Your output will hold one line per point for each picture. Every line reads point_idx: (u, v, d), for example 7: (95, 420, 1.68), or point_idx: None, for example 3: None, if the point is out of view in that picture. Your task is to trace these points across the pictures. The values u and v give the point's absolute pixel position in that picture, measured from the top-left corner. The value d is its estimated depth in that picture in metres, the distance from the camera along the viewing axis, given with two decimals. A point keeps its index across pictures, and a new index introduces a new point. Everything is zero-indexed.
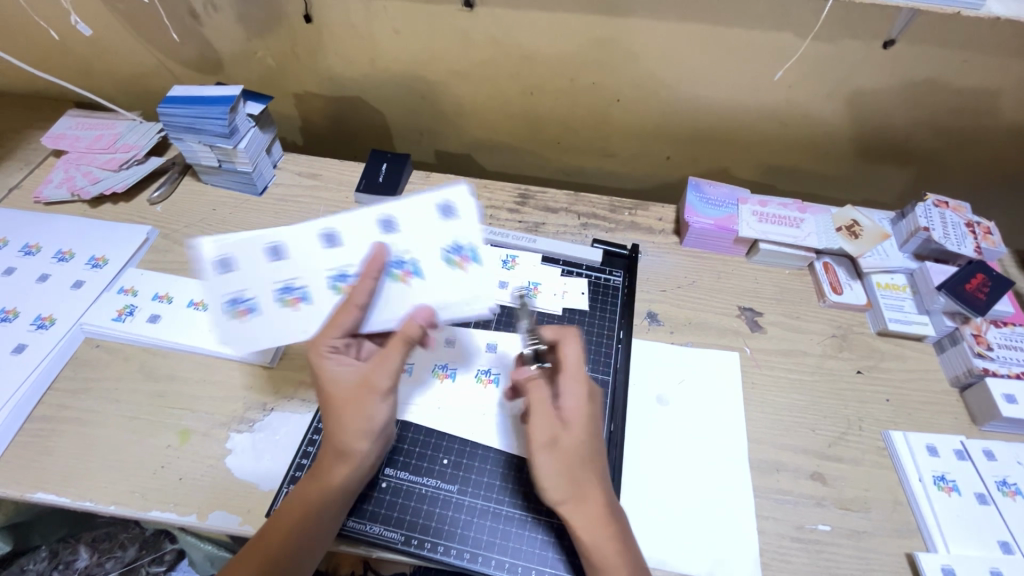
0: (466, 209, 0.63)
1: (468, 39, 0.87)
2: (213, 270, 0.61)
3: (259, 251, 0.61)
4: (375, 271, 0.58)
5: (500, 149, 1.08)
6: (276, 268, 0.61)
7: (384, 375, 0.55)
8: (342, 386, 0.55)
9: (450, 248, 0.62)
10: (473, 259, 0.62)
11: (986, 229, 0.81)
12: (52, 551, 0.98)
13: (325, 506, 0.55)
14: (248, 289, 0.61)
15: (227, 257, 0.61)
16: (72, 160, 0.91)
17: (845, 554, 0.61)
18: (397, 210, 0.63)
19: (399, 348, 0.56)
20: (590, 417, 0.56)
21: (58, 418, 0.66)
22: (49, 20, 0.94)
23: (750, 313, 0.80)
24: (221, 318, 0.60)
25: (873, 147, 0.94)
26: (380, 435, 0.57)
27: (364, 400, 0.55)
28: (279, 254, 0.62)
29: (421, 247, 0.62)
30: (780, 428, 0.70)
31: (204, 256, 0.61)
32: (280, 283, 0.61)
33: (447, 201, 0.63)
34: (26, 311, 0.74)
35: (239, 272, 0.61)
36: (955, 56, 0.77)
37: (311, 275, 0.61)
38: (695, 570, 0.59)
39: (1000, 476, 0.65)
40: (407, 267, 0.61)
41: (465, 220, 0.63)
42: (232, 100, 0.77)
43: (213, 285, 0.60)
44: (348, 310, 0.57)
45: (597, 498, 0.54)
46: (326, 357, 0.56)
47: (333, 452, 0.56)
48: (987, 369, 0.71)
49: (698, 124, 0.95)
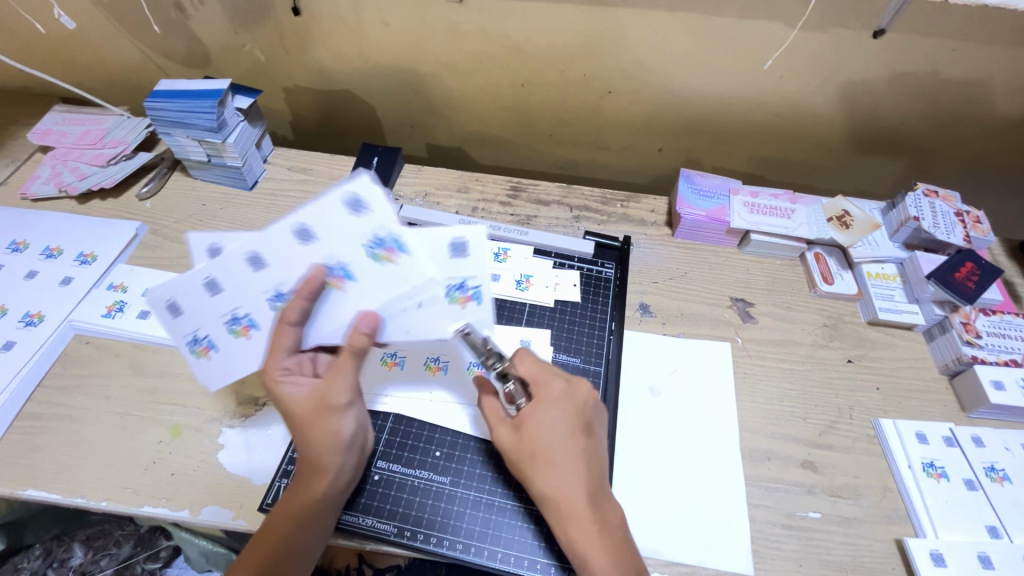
0: (377, 199, 0.58)
1: (457, 31, 0.86)
2: (165, 314, 0.57)
3: (195, 282, 0.57)
4: (306, 293, 0.56)
5: (492, 142, 1.08)
6: (217, 299, 0.58)
7: (340, 392, 0.55)
8: (302, 408, 0.55)
9: (373, 243, 0.58)
10: (401, 252, 0.59)
11: (975, 218, 0.82)
12: (46, 550, 0.97)
13: (307, 522, 0.55)
14: (200, 327, 0.58)
15: (172, 299, 0.57)
16: (59, 156, 0.90)
17: (836, 540, 0.62)
18: (366, 214, 0.57)
19: (346, 362, 0.56)
20: (553, 419, 0.56)
21: (48, 415, 0.66)
22: (33, 14, 0.92)
23: (742, 303, 0.81)
24: (190, 359, 0.59)
25: (863, 137, 0.95)
26: (353, 444, 0.57)
27: (327, 417, 0.55)
28: (255, 263, 0.57)
29: (348, 250, 0.58)
30: (771, 417, 0.70)
31: (154, 301, 0.57)
32: (226, 313, 0.58)
33: (353, 193, 0.57)
34: (14, 308, 0.73)
35: (190, 312, 0.58)
36: (945, 45, 0.77)
37: (251, 300, 0.58)
38: (687, 558, 0.60)
39: (988, 462, 0.66)
40: (341, 272, 0.57)
41: (378, 207, 0.58)
42: (220, 94, 0.76)
43: (173, 329, 0.58)
44: (283, 330, 0.56)
45: (569, 498, 0.53)
46: (279, 382, 0.55)
47: (307, 469, 0.55)
48: (977, 357, 0.72)
49: (689, 115, 0.95)
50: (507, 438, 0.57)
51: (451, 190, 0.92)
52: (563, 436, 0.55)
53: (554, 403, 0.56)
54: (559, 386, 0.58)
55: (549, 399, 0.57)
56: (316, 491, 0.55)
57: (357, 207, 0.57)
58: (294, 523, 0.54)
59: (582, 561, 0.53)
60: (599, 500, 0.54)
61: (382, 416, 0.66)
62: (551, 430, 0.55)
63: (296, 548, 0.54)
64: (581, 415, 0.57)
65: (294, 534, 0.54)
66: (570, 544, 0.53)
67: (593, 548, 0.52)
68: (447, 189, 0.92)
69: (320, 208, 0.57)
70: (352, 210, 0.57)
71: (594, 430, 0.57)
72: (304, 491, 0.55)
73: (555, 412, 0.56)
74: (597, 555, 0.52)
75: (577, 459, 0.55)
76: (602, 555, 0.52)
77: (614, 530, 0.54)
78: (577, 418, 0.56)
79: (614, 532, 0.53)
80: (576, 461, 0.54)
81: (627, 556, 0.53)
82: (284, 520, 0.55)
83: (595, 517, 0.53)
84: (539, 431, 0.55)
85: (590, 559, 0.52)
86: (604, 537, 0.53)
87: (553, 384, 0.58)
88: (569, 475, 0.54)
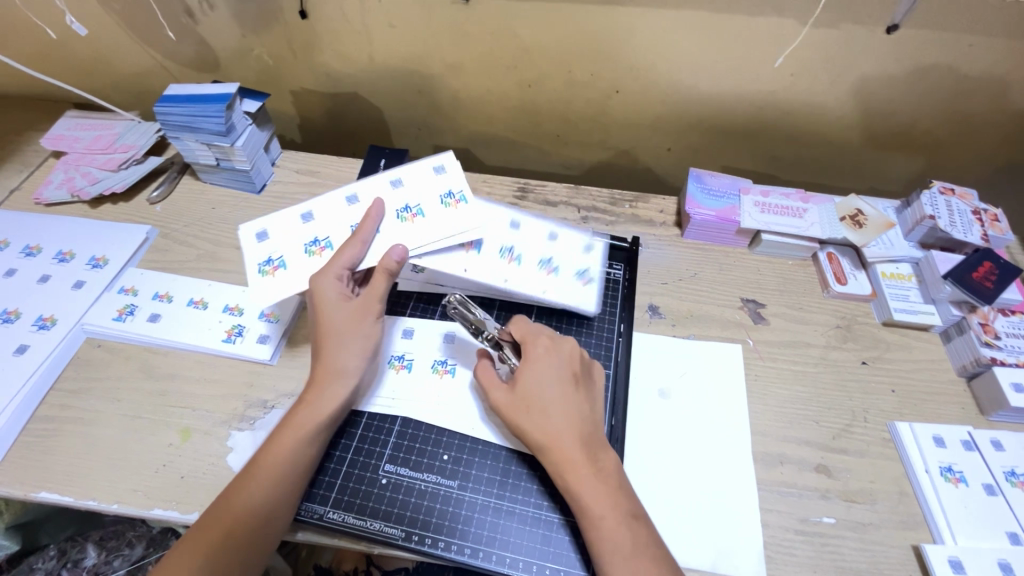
0: (453, 167, 0.75)
1: (464, 32, 0.86)
2: (251, 239, 0.69)
3: (295, 215, 0.71)
4: (376, 224, 0.68)
5: (499, 144, 1.08)
6: (307, 226, 0.70)
7: (372, 302, 0.64)
8: (339, 316, 0.63)
9: (444, 194, 0.72)
10: (464, 203, 0.72)
11: (993, 216, 0.80)
12: (60, 550, 0.97)
13: (308, 443, 0.58)
14: (278, 249, 0.68)
15: (263, 227, 0.70)
16: (72, 161, 0.91)
17: (850, 546, 0.60)
18: (449, 177, 0.74)
19: (382, 278, 0.64)
20: (539, 375, 0.58)
21: (61, 418, 0.66)
22: (47, 21, 0.94)
23: (753, 304, 0.80)
24: (255, 276, 0.67)
25: (878, 135, 0.93)
26: (374, 357, 0.64)
27: (362, 320, 0.63)
28: (353, 202, 0.71)
29: (423, 197, 0.72)
30: (784, 421, 0.69)
31: (247, 229, 0.69)
32: (308, 238, 0.69)
33: (438, 163, 0.75)
34: (28, 312, 0.74)
35: (275, 237, 0.69)
36: (962, 40, 0.75)
37: (287, 246, 0.69)
38: (699, 562, 0.59)
39: (1008, 467, 0.64)
40: (413, 210, 0.70)
41: (459, 175, 0.74)
42: (228, 98, 0.76)
43: (251, 252, 0.68)
44: (346, 252, 0.65)
45: (562, 443, 0.55)
46: (321, 287, 0.63)
47: (326, 373, 0.61)
48: (995, 359, 0.70)
49: (698, 114, 0.94)
50: (502, 397, 0.59)
51: None
52: (553, 389, 0.57)
53: (540, 359, 0.59)
54: (545, 342, 0.60)
55: (537, 356, 0.59)
56: (328, 410, 0.60)
57: (442, 171, 0.74)
58: (298, 442, 0.58)
59: (578, 506, 0.54)
60: (594, 446, 0.56)
61: (389, 421, 0.66)
62: (541, 384, 0.57)
63: (285, 482, 0.56)
64: (569, 367, 0.59)
65: (297, 450, 0.58)
66: (567, 488, 0.54)
67: (590, 490, 0.53)
68: None
69: (423, 168, 0.74)
70: (439, 172, 0.74)
71: (584, 382, 0.59)
72: (306, 413, 0.59)
73: (542, 367, 0.58)
74: (592, 497, 0.53)
75: (569, 408, 0.57)
76: (597, 498, 0.53)
77: (608, 473, 0.55)
78: (564, 372, 0.58)
79: (611, 478, 0.54)
80: (566, 408, 0.56)
81: (624, 497, 0.54)
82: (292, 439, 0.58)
83: (589, 461, 0.55)
84: (532, 385, 0.57)
85: (587, 500, 0.53)
86: (598, 479, 0.54)
87: (541, 340, 0.60)
88: (562, 420, 0.56)
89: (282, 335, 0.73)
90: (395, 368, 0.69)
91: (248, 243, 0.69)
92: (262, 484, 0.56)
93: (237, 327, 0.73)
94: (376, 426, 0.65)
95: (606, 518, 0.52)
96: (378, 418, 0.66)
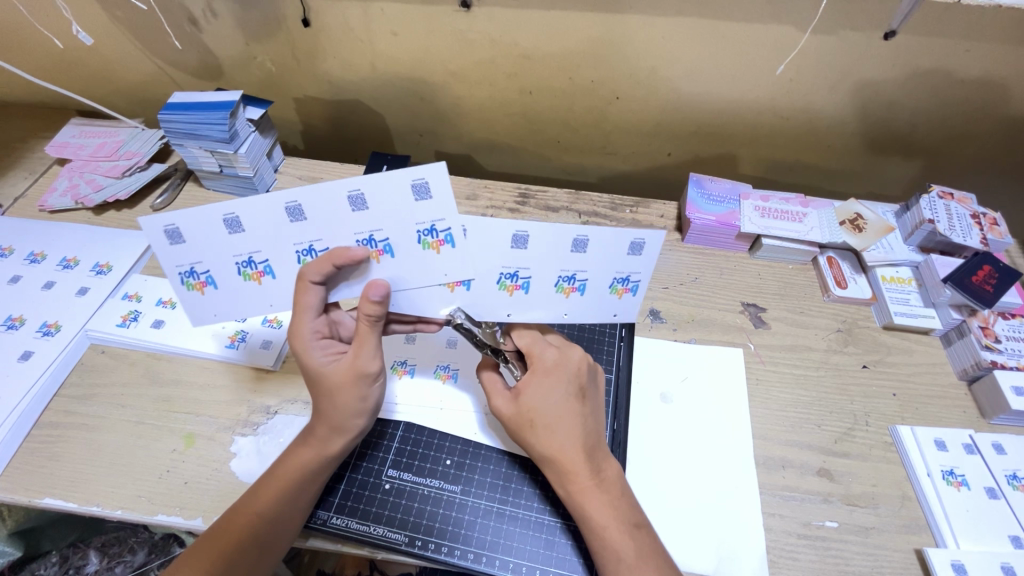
0: (443, 189, 0.51)
1: (466, 40, 0.87)
2: (162, 239, 0.54)
3: (211, 218, 0.53)
4: (337, 261, 0.53)
5: (501, 150, 1.09)
6: (232, 239, 0.54)
7: (369, 361, 0.55)
8: (331, 370, 0.56)
9: (424, 228, 0.53)
10: (523, 288, 0.57)
11: (992, 220, 0.80)
12: (63, 556, 0.98)
13: (316, 471, 0.57)
14: (201, 261, 0.56)
15: (174, 226, 0.53)
16: (76, 169, 0.92)
17: (853, 549, 0.60)
18: (434, 203, 0.52)
19: (364, 328, 0.55)
20: (545, 388, 0.57)
21: (65, 424, 0.67)
22: (52, 29, 0.94)
23: (754, 308, 0.80)
24: (182, 290, 0.58)
25: (878, 138, 0.93)
26: (375, 408, 0.58)
27: (357, 384, 0.55)
28: (358, 203, 0.52)
29: (394, 225, 0.53)
30: (786, 424, 0.69)
31: (151, 225, 0.53)
32: (240, 256, 0.55)
33: (420, 177, 0.50)
34: (32, 318, 0.75)
35: (192, 243, 0.54)
36: (959, 46, 0.76)
37: (214, 261, 0.56)
38: (703, 568, 0.59)
39: (1010, 470, 0.64)
40: (380, 245, 0.54)
41: (650, 259, 0.56)
42: (232, 105, 0.77)
43: (168, 255, 0.55)
44: (305, 288, 0.54)
45: (566, 456, 0.55)
46: (309, 345, 0.56)
47: (327, 427, 0.57)
48: (996, 363, 0.70)
49: (697, 119, 0.95)
50: (506, 408, 0.58)
51: (460, 197, 0.92)
52: (557, 402, 0.56)
53: (548, 372, 0.58)
54: (553, 353, 0.59)
55: (543, 369, 0.58)
56: (337, 448, 0.57)
57: (639, 250, 0.55)
58: (305, 473, 0.57)
59: (582, 517, 0.54)
60: (598, 457, 0.56)
61: (391, 425, 0.66)
62: (545, 398, 0.56)
63: (299, 500, 0.56)
64: (575, 381, 0.58)
65: (303, 480, 0.57)
66: (574, 499, 0.54)
67: (595, 503, 0.53)
68: (456, 196, 0.92)
69: (559, 233, 0.54)
70: (578, 247, 0.55)
71: (589, 395, 0.58)
72: (323, 445, 0.57)
73: (551, 380, 0.57)
74: (597, 509, 0.53)
75: (574, 420, 0.56)
76: (603, 510, 0.53)
77: (611, 483, 0.55)
78: (570, 385, 0.57)
79: (614, 488, 0.55)
80: (569, 423, 0.56)
81: (628, 508, 0.54)
82: (299, 465, 0.57)
83: (593, 472, 0.54)
84: (536, 399, 0.57)
85: (593, 514, 0.53)
86: (603, 492, 0.54)
87: (547, 351, 0.59)
88: (567, 433, 0.55)
89: (283, 340, 0.73)
90: (397, 372, 0.70)
91: (158, 242, 0.54)
92: (274, 499, 0.55)
93: (239, 333, 0.74)
94: (379, 431, 0.66)
95: (608, 529, 0.52)
96: (381, 422, 0.66)
